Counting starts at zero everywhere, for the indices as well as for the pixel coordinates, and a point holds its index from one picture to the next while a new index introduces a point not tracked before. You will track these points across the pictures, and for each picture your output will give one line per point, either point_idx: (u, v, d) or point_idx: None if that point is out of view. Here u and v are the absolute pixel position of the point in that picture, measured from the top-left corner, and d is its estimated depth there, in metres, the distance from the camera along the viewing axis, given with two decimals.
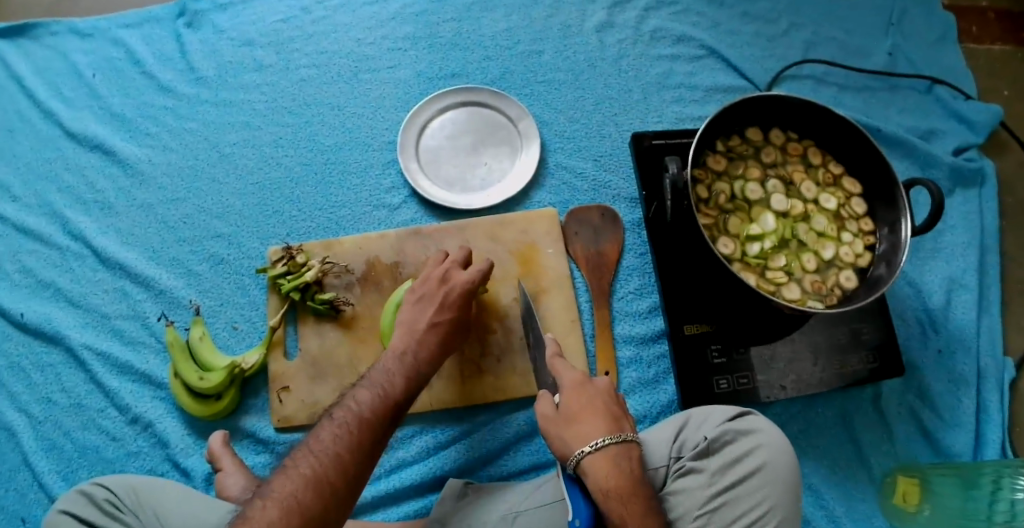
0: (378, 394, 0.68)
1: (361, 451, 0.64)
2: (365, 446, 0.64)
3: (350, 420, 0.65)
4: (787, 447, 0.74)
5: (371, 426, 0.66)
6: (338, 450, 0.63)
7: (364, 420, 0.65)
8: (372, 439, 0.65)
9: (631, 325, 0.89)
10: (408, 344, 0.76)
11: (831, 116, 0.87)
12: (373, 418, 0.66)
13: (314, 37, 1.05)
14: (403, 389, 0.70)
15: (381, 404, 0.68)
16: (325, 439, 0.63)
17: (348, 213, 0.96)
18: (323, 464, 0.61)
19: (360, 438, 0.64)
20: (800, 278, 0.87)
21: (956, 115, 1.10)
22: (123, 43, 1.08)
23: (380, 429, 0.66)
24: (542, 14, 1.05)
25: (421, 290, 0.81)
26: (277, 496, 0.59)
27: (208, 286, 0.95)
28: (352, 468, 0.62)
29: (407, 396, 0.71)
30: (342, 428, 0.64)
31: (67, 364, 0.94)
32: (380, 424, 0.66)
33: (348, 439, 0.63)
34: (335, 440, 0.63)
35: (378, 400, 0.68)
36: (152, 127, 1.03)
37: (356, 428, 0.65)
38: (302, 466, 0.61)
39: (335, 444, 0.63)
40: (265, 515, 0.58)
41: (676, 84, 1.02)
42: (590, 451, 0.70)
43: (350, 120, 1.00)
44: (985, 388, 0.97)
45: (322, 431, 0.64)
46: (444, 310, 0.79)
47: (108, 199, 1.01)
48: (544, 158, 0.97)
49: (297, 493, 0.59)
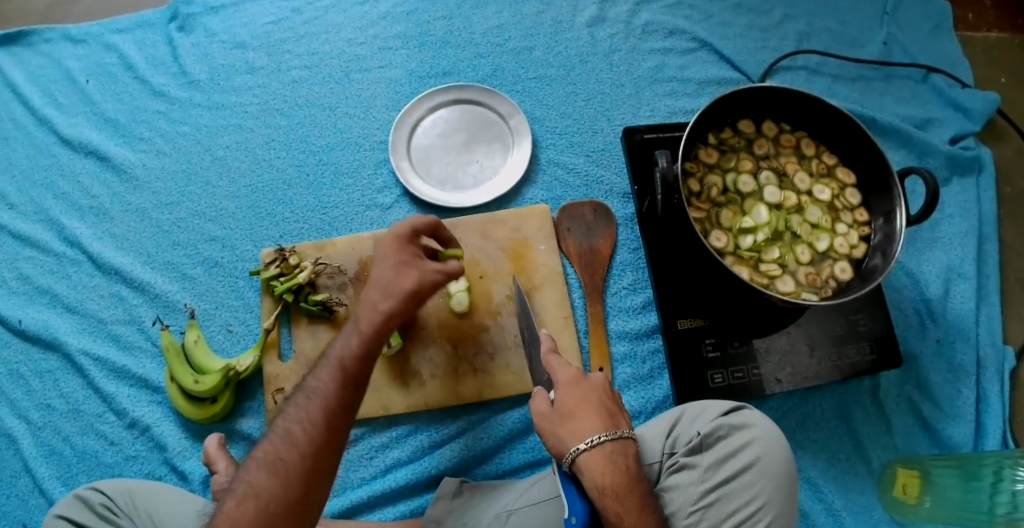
0: (330, 367, 0.66)
1: (316, 425, 0.63)
2: (319, 419, 0.63)
3: (303, 397, 0.65)
4: (780, 441, 0.74)
5: (326, 398, 0.64)
6: (290, 427, 0.63)
7: (317, 394, 0.65)
8: (325, 410, 0.64)
9: (625, 321, 0.89)
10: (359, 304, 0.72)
11: (825, 107, 0.86)
12: (324, 390, 0.65)
13: (305, 38, 1.05)
14: (353, 353, 0.67)
15: (334, 375, 0.66)
16: (281, 420, 0.64)
17: (340, 213, 0.95)
18: (276, 445, 0.62)
19: (312, 412, 0.63)
20: (794, 270, 0.86)
21: (952, 104, 1.09)
22: (116, 48, 1.08)
23: (334, 398, 0.64)
24: (534, 10, 1.04)
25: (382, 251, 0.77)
26: (237, 484, 0.61)
27: (203, 289, 0.95)
28: (305, 442, 0.62)
29: (364, 360, 0.67)
30: (297, 407, 0.64)
31: (65, 370, 0.94)
32: (333, 396, 0.64)
33: (300, 416, 0.63)
34: (288, 419, 0.64)
35: (330, 370, 0.66)
36: (146, 132, 1.03)
37: (308, 404, 0.64)
38: (260, 449, 0.62)
39: (288, 422, 0.63)
40: (225, 505, 0.59)
41: (669, 77, 1.02)
42: (585, 449, 0.69)
43: (342, 121, 1.00)
44: (984, 378, 0.97)
45: (281, 411, 0.65)
46: (382, 260, 0.73)
47: (103, 205, 1.01)
48: (536, 155, 0.97)
49: (251, 479, 0.60)
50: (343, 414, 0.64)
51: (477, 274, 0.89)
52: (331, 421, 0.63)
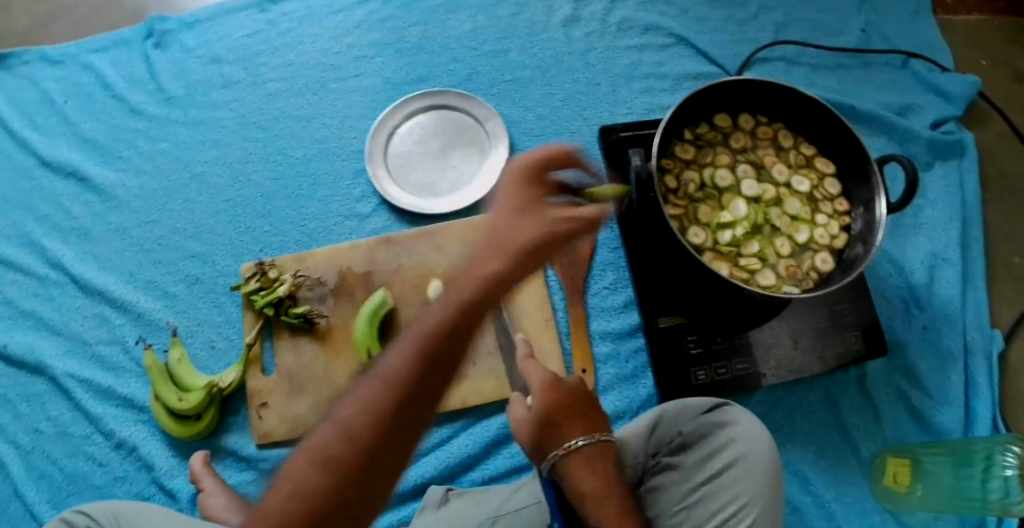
0: (414, 339, 0.46)
1: (389, 415, 0.44)
2: (388, 407, 0.44)
3: (371, 377, 0.45)
4: (764, 436, 0.73)
5: (398, 383, 0.45)
6: (354, 418, 0.44)
7: (392, 375, 0.45)
8: (397, 396, 0.44)
9: (606, 321, 0.89)
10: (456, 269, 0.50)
11: (801, 97, 0.86)
12: (399, 370, 0.45)
13: (281, 50, 1.05)
14: (444, 324, 0.46)
15: (415, 352, 0.45)
16: (340, 409, 0.45)
17: (319, 225, 0.95)
18: (331, 437, 0.44)
19: (382, 398, 0.44)
20: (775, 263, 0.86)
21: (932, 88, 1.08)
22: (92, 68, 1.08)
23: (412, 384, 0.45)
24: (508, 12, 1.04)
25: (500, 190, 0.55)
26: (280, 477, 0.44)
27: (185, 306, 0.95)
28: (370, 437, 0.44)
29: (455, 336, 0.46)
30: (359, 391, 0.45)
31: (52, 393, 0.94)
32: (411, 380, 0.44)
33: (367, 404, 0.44)
34: (351, 404, 0.45)
35: (411, 344, 0.45)
36: (124, 151, 1.04)
37: (376, 388, 0.45)
38: (312, 441, 0.44)
39: (349, 411, 0.44)
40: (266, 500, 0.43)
41: (645, 74, 1.01)
42: (564, 454, 0.71)
43: (318, 131, 1.00)
44: (972, 363, 0.96)
45: (344, 387, 0.47)
46: (504, 200, 0.52)
47: (84, 226, 1.01)
48: (513, 158, 0.96)
49: (297, 465, 0.44)
50: (420, 403, 0.45)
51: None
52: (401, 411, 0.44)
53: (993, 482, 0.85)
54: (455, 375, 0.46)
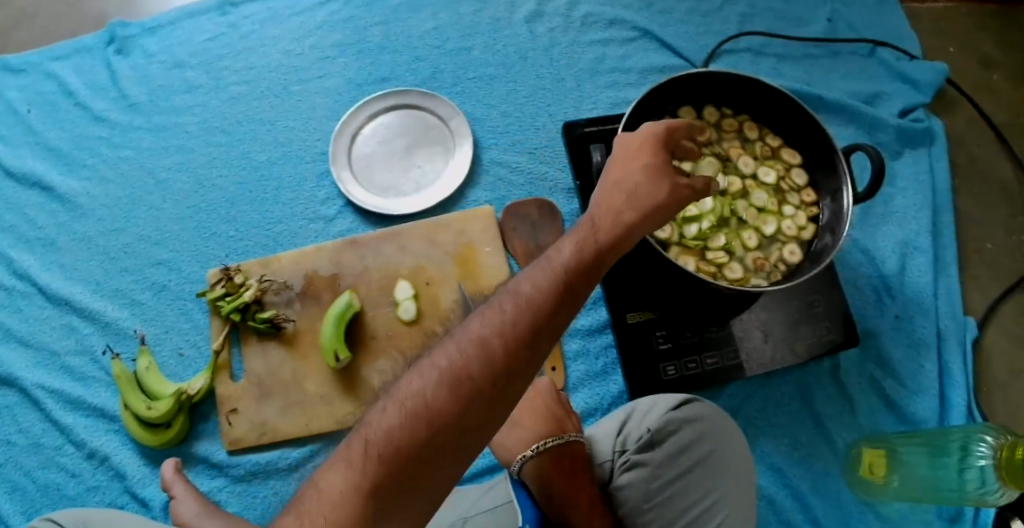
0: (545, 273, 0.49)
1: (521, 338, 0.46)
2: (521, 330, 0.46)
3: (505, 300, 0.47)
4: (729, 430, 0.76)
5: (534, 310, 0.47)
6: (486, 335, 0.45)
7: (527, 300, 0.47)
8: (530, 322, 0.46)
9: (575, 318, 0.88)
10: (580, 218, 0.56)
11: (764, 88, 0.85)
12: (535, 296, 0.47)
13: (243, 54, 1.04)
14: (575, 264, 0.50)
15: (546, 282, 0.48)
16: (471, 325, 0.46)
17: (284, 229, 0.94)
18: (463, 352, 0.45)
19: (516, 319, 0.46)
20: (742, 256, 0.85)
21: (900, 76, 1.08)
22: (55, 76, 1.07)
23: (544, 311, 0.47)
24: (471, 9, 1.03)
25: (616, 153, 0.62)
26: (403, 391, 0.44)
27: (152, 314, 0.94)
28: (503, 358, 0.45)
29: (582, 276, 0.50)
30: (491, 313, 0.47)
31: (21, 404, 0.93)
32: (549, 307, 0.47)
33: (501, 322, 0.46)
34: (484, 323, 0.46)
35: (543, 275, 0.49)
36: (89, 158, 1.02)
37: (512, 310, 0.47)
38: (440, 356, 0.45)
39: (481, 328, 0.46)
40: (386, 414, 0.43)
41: (609, 68, 1.01)
42: (532, 455, 0.73)
43: (283, 134, 0.99)
44: (945, 350, 0.96)
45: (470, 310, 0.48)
46: (633, 161, 0.59)
47: (50, 235, 0.99)
48: (478, 156, 0.95)
49: (422, 382, 0.44)
50: (552, 331, 0.47)
51: (424, 280, 0.88)
52: (532, 337, 0.46)
53: (967, 473, 0.81)
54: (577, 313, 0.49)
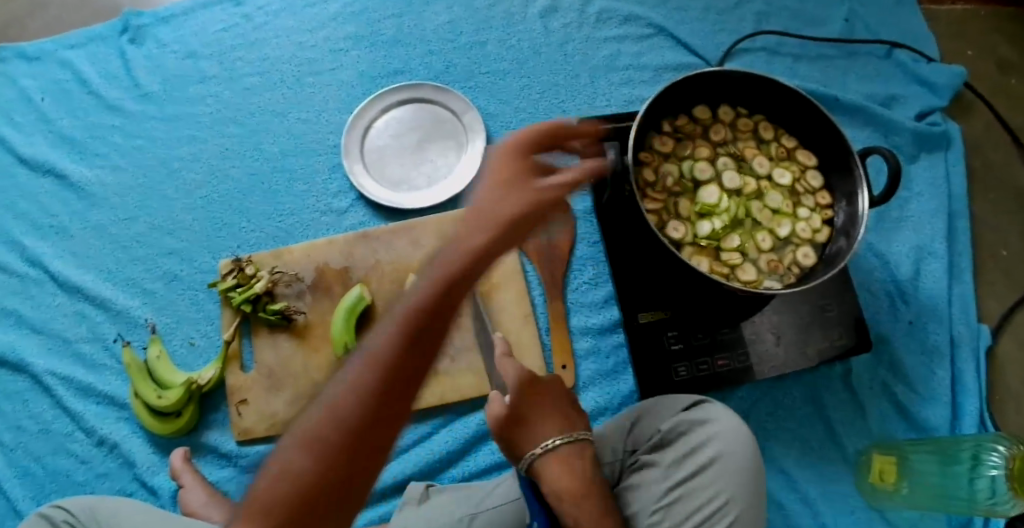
0: (393, 322, 0.48)
1: (371, 395, 0.47)
2: (374, 386, 0.47)
3: (360, 358, 0.48)
4: (744, 434, 0.73)
5: (383, 366, 0.47)
6: (339, 398, 0.47)
7: (374, 357, 0.47)
8: (380, 379, 0.47)
9: (587, 317, 0.88)
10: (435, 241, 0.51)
11: (780, 88, 0.84)
12: (382, 350, 0.47)
13: (255, 44, 1.03)
14: (421, 303, 0.48)
15: (395, 332, 0.48)
16: (328, 392, 0.48)
17: (296, 221, 0.94)
18: (319, 416, 0.47)
19: (364, 378, 0.47)
20: (756, 258, 0.85)
21: (917, 79, 1.07)
22: (70, 64, 1.07)
23: (393, 364, 0.47)
24: (485, 4, 1.03)
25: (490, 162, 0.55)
26: (275, 458, 0.48)
27: (164, 303, 0.94)
28: (353, 420, 0.46)
29: (433, 311, 0.48)
30: (346, 372, 0.48)
31: (33, 390, 0.93)
32: (393, 359, 0.47)
33: (352, 383, 0.47)
34: (340, 385, 0.47)
35: (396, 323, 0.48)
36: (103, 148, 1.02)
37: (362, 368, 0.47)
38: (303, 423, 0.48)
39: (337, 391, 0.47)
40: (260, 482, 0.47)
41: (624, 65, 1.00)
42: (540, 453, 0.70)
43: (295, 126, 0.99)
44: (958, 357, 0.96)
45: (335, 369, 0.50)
46: (492, 176, 0.53)
47: (63, 223, 1.00)
48: (492, 151, 0.95)
49: (288, 453, 0.47)
50: (405, 382, 0.47)
51: None
52: (387, 391, 0.47)
53: (979, 482, 0.82)
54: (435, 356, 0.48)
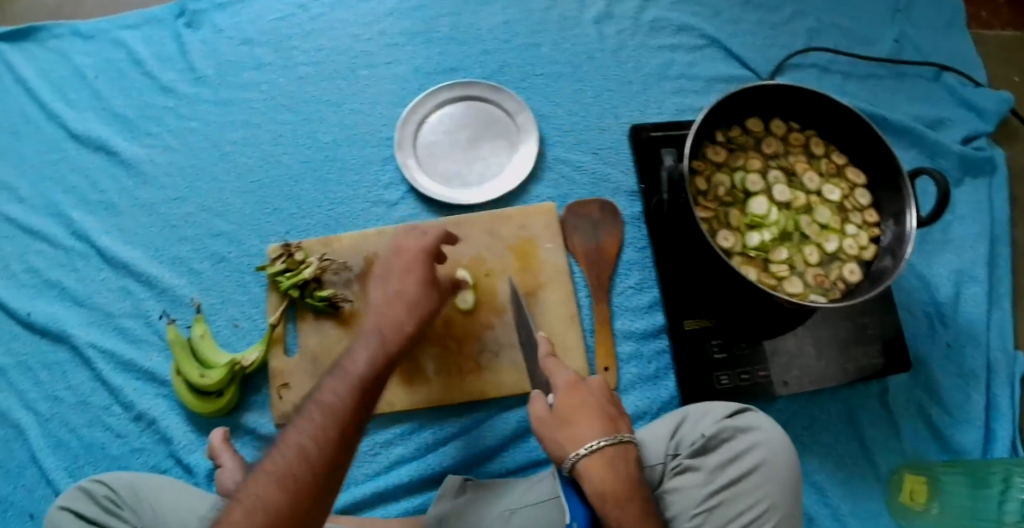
0: (345, 382, 0.67)
1: (326, 439, 0.63)
2: (331, 434, 0.63)
3: (314, 411, 0.65)
4: (786, 444, 0.74)
5: (340, 417, 0.64)
6: (302, 442, 0.63)
7: (331, 409, 0.65)
8: (339, 427, 0.64)
9: (631, 321, 0.88)
10: (375, 319, 0.72)
11: (836, 105, 0.85)
12: (336, 404, 0.65)
13: (312, 35, 1.04)
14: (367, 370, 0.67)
15: (344, 390, 0.66)
16: (293, 437, 0.63)
17: (346, 210, 0.95)
18: (286, 458, 0.62)
19: (323, 425, 0.64)
20: (802, 272, 0.85)
21: (965, 103, 1.07)
22: (124, 44, 1.08)
23: (344, 415, 0.65)
24: (541, 7, 1.04)
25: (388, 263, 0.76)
26: (245, 495, 0.61)
27: (210, 283, 0.95)
28: (317, 458, 0.62)
29: (377, 371, 0.68)
30: (307, 423, 0.64)
31: (73, 362, 0.94)
32: (346, 411, 0.65)
33: (310, 430, 0.63)
34: (299, 433, 0.63)
35: (343, 384, 0.66)
36: (155, 127, 1.03)
37: (319, 418, 0.64)
38: (270, 464, 0.62)
39: (299, 437, 0.63)
40: (232, 513, 0.60)
41: (677, 74, 1.01)
42: (585, 454, 0.69)
43: (348, 117, 1.00)
44: (994, 382, 0.96)
45: (291, 423, 0.65)
46: (407, 275, 0.74)
47: (111, 199, 1.00)
48: (543, 152, 0.96)
49: (262, 491, 0.61)
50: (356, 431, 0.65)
51: (483, 272, 0.88)
52: (342, 438, 0.64)
53: (1007, 505, 0.82)
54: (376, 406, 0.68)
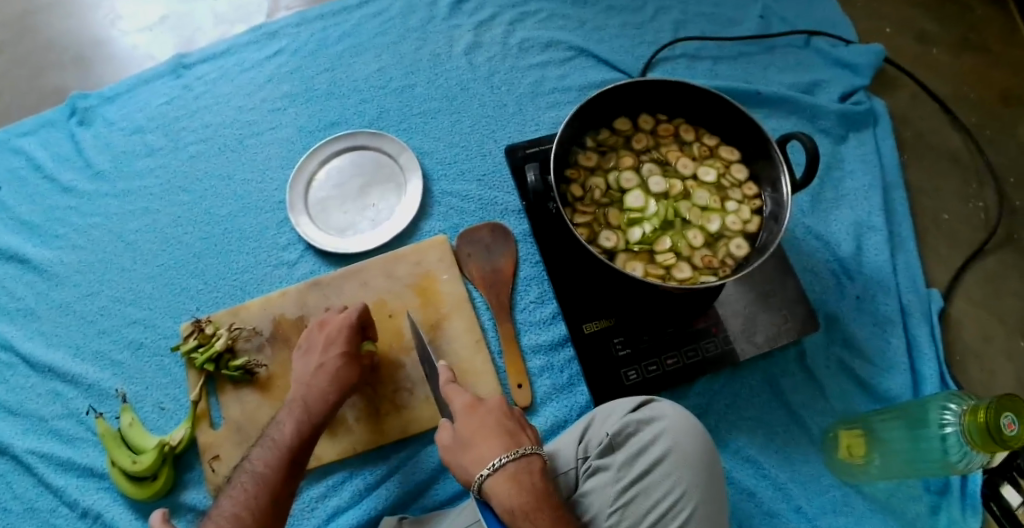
0: (271, 452, 0.75)
1: (258, 507, 0.71)
2: (262, 504, 0.71)
3: (245, 482, 0.73)
4: (691, 428, 0.77)
5: (268, 486, 0.73)
6: (236, 512, 0.70)
7: (259, 478, 0.73)
8: (268, 497, 0.72)
9: (536, 334, 0.90)
10: (301, 392, 0.80)
11: (694, 91, 0.88)
12: (266, 473, 0.73)
13: (198, 112, 1.08)
14: (292, 439, 0.76)
15: (272, 460, 0.74)
16: (226, 509, 0.71)
17: (251, 277, 0.97)
18: None
19: (255, 495, 0.72)
20: (689, 256, 0.86)
21: (836, 62, 1.10)
22: (22, 151, 1.10)
23: (275, 482, 0.73)
24: (411, 47, 1.08)
25: (307, 342, 0.84)
26: None
27: (132, 372, 0.97)
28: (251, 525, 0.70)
29: (302, 440, 0.76)
30: (237, 493, 0.72)
31: (14, 472, 0.94)
32: (275, 479, 0.73)
33: (244, 500, 0.71)
34: (232, 505, 0.71)
35: (271, 455, 0.75)
36: (61, 229, 1.05)
37: (252, 488, 0.72)
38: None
39: (233, 508, 0.71)
40: None
41: (549, 89, 1.04)
42: (489, 474, 0.71)
43: (241, 188, 1.03)
44: (911, 324, 0.98)
45: (223, 497, 0.73)
46: (330, 349, 0.82)
47: (29, 305, 1.02)
48: (429, 188, 0.99)
49: None
50: (284, 496, 0.73)
51: (386, 313, 0.90)
52: (272, 506, 0.72)
53: (949, 442, 0.80)
54: (302, 472, 0.76)
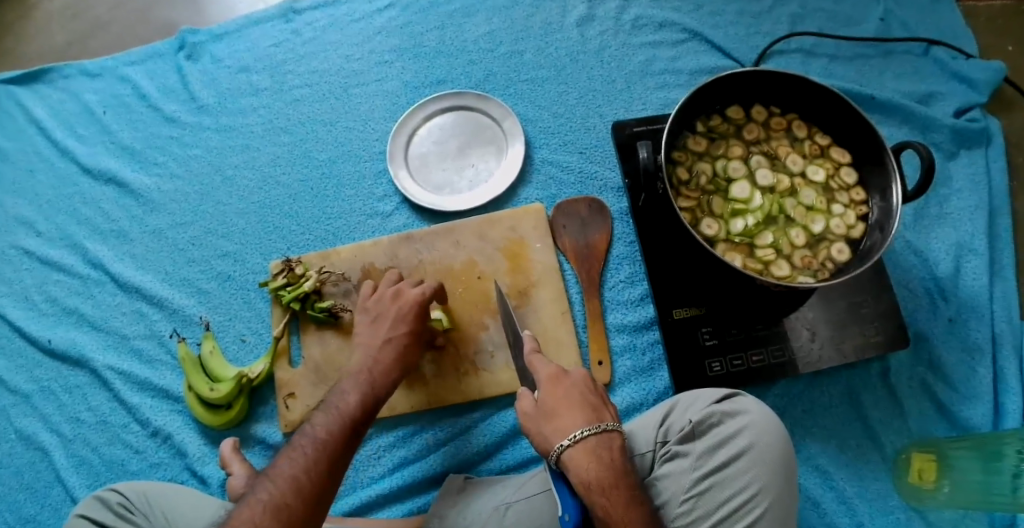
0: (334, 416, 0.72)
1: (319, 472, 0.67)
2: (322, 469, 0.67)
3: (305, 445, 0.69)
4: (776, 427, 0.75)
5: (327, 451, 0.69)
6: (295, 473, 0.66)
7: (321, 442, 0.69)
8: (328, 464, 0.68)
9: (622, 314, 0.92)
10: (365, 361, 0.79)
11: (813, 86, 0.85)
12: (329, 439, 0.70)
13: (306, 58, 1.09)
14: (355, 410, 0.74)
15: (335, 426, 0.71)
16: (284, 467, 0.67)
17: (343, 223, 0.99)
18: (280, 489, 0.65)
19: (316, 458, 0.68)
20: (789, 254, 0.84)
21: (955, 75, 1.06)
22: (129, 79, 1.13)
23: (336, 449, 0.69)
24: (524, 14, 1.08)
25: (375, 310, 0.84)
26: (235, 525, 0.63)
27: (217, 302, 0.99)
28: (309, 488, 0.65)
29: (364, 414, 0.74)
30: (297, 453, 0.68)
31: (93, 385, 0.97)
32: (337, 445, 0.70)
33: (304, 463, 0.67)
34: (291, 466, 0.67)
35: (333, 422, 0.72)
36: (160, 157, 1.07)
37: (313, 450, 0.68)
38: (264, 493, 0.64)
39: (292, 468, 0.66)
40: None
41: (660, 70, 1.04)
42: (569, 444, 0.69)
43: (341, 134, 1.04)
44: (1001, 355, 0.93)
45: (281, 455, 0.68)
46: (399, 325, 0.82)
47: (123, 228, 1.05)
48: (531, 155, 1.00)
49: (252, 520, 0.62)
50: (341, 465, 0.69)
51: (476, 275, 0.92)
52: (330, 473, 0.68)
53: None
54: (358, 445, 0.73)
